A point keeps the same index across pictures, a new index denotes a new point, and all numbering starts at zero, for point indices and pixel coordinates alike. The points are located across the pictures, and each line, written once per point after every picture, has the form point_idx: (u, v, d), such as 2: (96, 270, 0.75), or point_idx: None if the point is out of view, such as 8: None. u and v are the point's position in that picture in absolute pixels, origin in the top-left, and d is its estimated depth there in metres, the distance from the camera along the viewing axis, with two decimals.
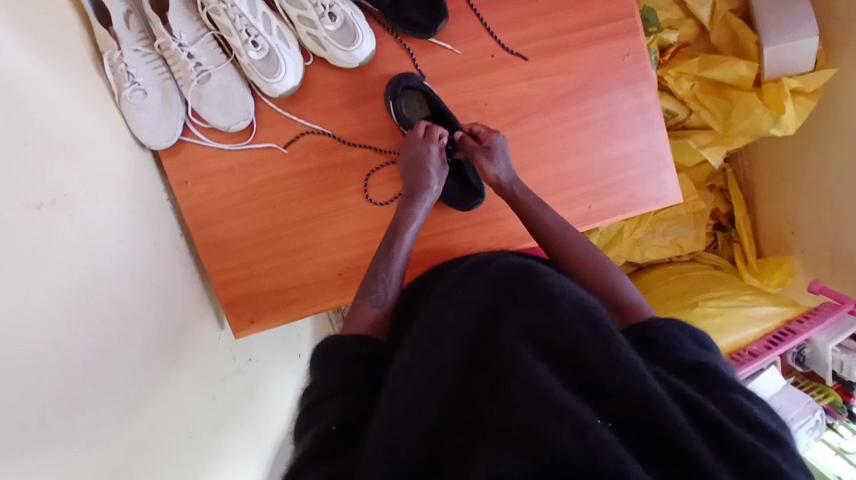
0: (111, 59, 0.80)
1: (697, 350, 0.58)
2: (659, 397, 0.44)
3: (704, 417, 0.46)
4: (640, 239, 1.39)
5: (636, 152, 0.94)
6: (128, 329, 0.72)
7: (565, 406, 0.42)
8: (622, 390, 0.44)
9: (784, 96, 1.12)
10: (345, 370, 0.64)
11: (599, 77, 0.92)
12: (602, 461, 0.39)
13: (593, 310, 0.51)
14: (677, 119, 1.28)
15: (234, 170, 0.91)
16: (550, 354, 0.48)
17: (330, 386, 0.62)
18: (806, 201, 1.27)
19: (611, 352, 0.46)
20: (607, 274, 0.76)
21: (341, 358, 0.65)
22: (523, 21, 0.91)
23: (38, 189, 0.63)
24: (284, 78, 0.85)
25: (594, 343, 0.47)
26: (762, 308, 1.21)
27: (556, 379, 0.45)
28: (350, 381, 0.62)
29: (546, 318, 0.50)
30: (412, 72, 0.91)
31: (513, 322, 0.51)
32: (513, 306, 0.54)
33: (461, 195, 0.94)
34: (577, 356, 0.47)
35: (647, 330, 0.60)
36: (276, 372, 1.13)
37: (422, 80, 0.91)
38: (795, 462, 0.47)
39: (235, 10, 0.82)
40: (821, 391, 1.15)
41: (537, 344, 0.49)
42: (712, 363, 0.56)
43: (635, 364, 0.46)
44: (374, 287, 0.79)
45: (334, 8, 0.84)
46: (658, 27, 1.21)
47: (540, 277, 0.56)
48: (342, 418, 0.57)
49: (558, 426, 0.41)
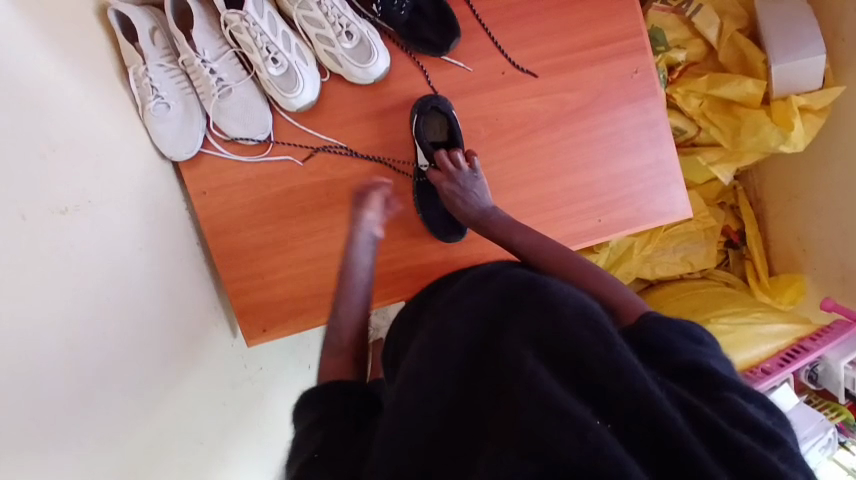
0: (137, 73, 0.84)
1: (691, 348, 0.58)
2: (659, 399, 0.47)
3: (705, 421, 0.48)
4: (650, 255, 1.39)
5: (644, 168, 0.96)
6: (142, 332, 0.74)
7: (566, 411, 0.45)
8: (624, 392, 0.47)
9: (793, 113, 1.13)
10: (339, 400, 0.64)
11: (608, 93, 0.94)
12: (602, 464, 0.42)
13: (596, 314, 0.54)
14: (686, 136, 1.29)
15: (251, 181, 0.93)
16: (553, 358, 0.51)
17: (321, 414, 0.63)
18: (817, 218, 1.26)
19: (612, 355, 0.49)
20: (593, 279, 0.73)
21: (330, 393, 0.65)
22: (533, 40, 0.94)
23: (61, 195, 0.65)
24: (301, 93, 0.88)
25: (596, 347, 0.50)
26: (774, 326, 1.20)
27: (557, 384, 0.48)
28: (342, 410, 0.62)
29: (548, 324, 0.54)
30: (441, 95, 0.93)
31: (517, 330, 0.55)
32: (519, 313, 0.58)
33: (443, 227, 0.94)
34: (580, 360, 0.50)
35: (640, 335, 0.60)
36: (286, 381, 1.15)
37: (451, 108, 0.93)
38: (794, 463, 0.49)
39: (258, 28, 0.84)
40: (834, 409, 1.14)
41: (539, 350, 0.52)
42: (712, 362, 0.57)
43: (635, 367, 0.49)
44: (329, 335, 0.77)
45: (351, 27, 0.87)
46: (666, 46, 1.23)
47: (541, 286, 0.60)
48: (338, 439, 0.58)
49: (560, 431, 0.44)
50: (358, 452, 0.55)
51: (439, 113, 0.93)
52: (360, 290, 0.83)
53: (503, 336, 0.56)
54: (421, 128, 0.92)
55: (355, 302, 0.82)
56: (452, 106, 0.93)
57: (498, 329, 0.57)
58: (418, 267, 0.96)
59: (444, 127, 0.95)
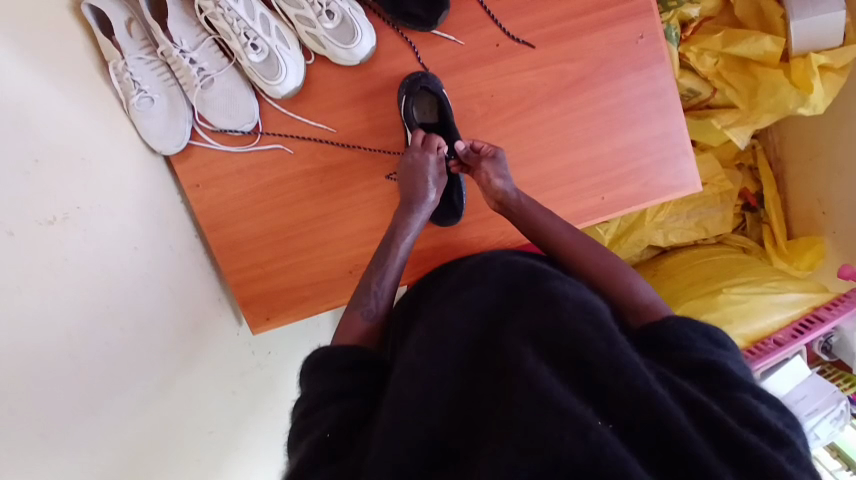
0: (117, 68, 0.82)
1: (707, 348, 0.58)
2: (661, 397, 0.46)
3: (709, 419, 0.47)
4: (663, 222, 1.35)
5: (651, 141, 0.91)
6: (146, 334, 0.76)
7: (569, 409, 0.44)
8: (626, 389, 0.46)
9: (813, 73, 1.05)
10: (340, 377, 0.63)
11: (610, 61, 0.89)
12: (606, 464, 0.41)
13: (597, 312, 0.54)
14: (700, 98, 1.21)
15: (243, 171, 0.92)
16: (553, 354, 0.50)
17: (316, 393, 0.62)
18: (840, 180, 1.19)
19: (614, 353, 0.48)
20: (620, 275, 0.73)
21: (333, 366, 0.64)
22: (529, 7, 0.87)
23: (49, 206, 0.65)
24: (285, 80, 0.85)
25: (598, 344, 0.49)
26: (789, 295, 1.17)
27: (558, 381, 0.47)
28: (345, 387, 0.61)
29: (550, 319, 0.53)
30: (431, 73, 0.89)
31: (518, 324, 0.55)
32: (522, 309, 0.57)
33: (440, 211, 0.93)
34: (581, 356, 0.49)
35: (660, 332, 0.60)
36: (297, 363, 1.17)
37: (442, 87, 0.89)
38: (800, 463, 0.47)
39: (233, 14, 0.81)
40: (847, 380, 1.15)
41: (540, 346, 0.51)
42: (724, 362, 0.56)
43: (639, 367, 0.48)
44: (365, 299, 0.76)
45: (331, 6, 0.82)
46: (679, 1, 1.13)
47: (548, 281, 0.60)
48: (341, 423, 0.57)
49: (561, 431, 0.43)
50: (354, 443, 0.54)
51: (429, 92, 0.89)
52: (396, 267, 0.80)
53: (505, 331, 0.55)
54: (410, 110, 0.89)
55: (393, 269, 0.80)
56: (442, 84, 0.89)
57: (500, 324, 0.57)
58: (416, 252, 0.95)
59: (433, 105, 0.93)
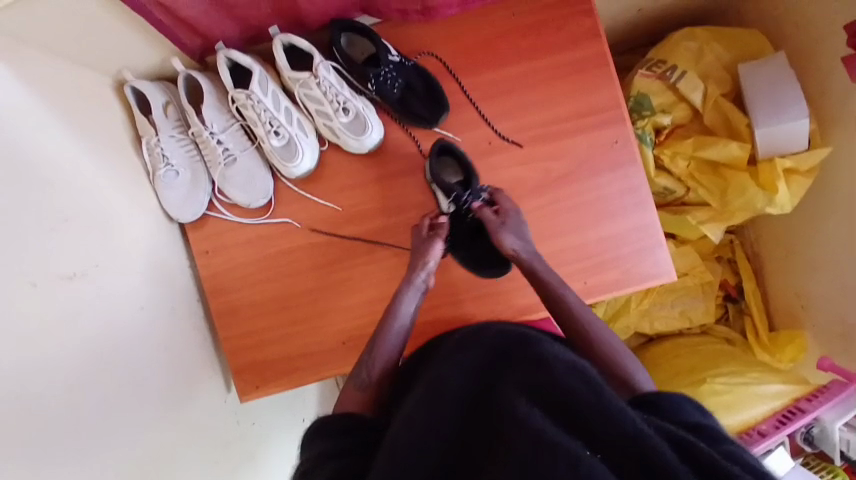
0: (149, 144, 0.91)
1: (695, 415, 0.61)
2: (646, 434, 0.49)
3: (697, 455, 0.50)
4: (648, 310, 1.40)
5: (629, 232, 0.99)
6: (140, 392, 0.78)
7: (559, 446, 0.47)
8: (615, 432, 0.50)
9: (777, 176, 1.17)
10: (341, 438, 0.65)
11: (590, 161, 0.99)
12: None
13: (584, 366, 0.58)
14: (676, 196, 1.33)
15: (252, 242, 0.99)
16: (545, 403, 0.53)
17: (319, 454, 0.64)
18: (814, 275, 1.28)
19: (602, 399, 0.52)
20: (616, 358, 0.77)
21: (333, 428, 0.66)
22: (518, 112, 0.99)
23: (69, 261, 0.71)
24: (301, 163, 0.94)
25: (585, 393, 0.53)
26: (771, 385, 1.20)
27: (549, 424, 0.50)
28: (345, 447, 0.63)
29: (541, 374, 0.56)
30: (449, 136, 0.99)
31: (511, 378, 0.58)
32: (514, 365, 0.60)
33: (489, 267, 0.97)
34: (571, 405, 0.52)
35: (651, 399, 0.64)
36: (280, 438, 1.15)
37: (457, 147, 0.98)
38: None
39: (261, 105, 0.91)
40: (829, 470, 1.12)
41: (532, 397, 0.54)
42: (711, 425, 0.60)
43: (626, 410, 0.51)
44: (360, 370, 0.81)
45: (347, 104, 0.92)
46: (652, 111, 1.28)
47: (535, 341, 0.64)
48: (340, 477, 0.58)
49: (554, 466, 0.46)
50: None
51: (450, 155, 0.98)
52: (396, 337, 0.85)
53: (500, 383, 0.58)
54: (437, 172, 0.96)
55: (389, 344, 0.84)
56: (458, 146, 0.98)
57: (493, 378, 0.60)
58: None
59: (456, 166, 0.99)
